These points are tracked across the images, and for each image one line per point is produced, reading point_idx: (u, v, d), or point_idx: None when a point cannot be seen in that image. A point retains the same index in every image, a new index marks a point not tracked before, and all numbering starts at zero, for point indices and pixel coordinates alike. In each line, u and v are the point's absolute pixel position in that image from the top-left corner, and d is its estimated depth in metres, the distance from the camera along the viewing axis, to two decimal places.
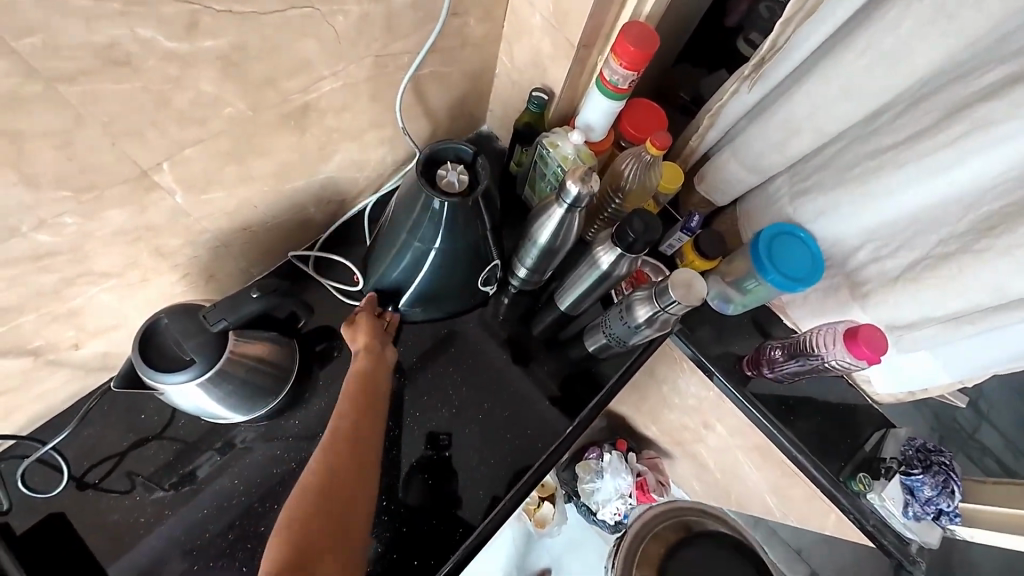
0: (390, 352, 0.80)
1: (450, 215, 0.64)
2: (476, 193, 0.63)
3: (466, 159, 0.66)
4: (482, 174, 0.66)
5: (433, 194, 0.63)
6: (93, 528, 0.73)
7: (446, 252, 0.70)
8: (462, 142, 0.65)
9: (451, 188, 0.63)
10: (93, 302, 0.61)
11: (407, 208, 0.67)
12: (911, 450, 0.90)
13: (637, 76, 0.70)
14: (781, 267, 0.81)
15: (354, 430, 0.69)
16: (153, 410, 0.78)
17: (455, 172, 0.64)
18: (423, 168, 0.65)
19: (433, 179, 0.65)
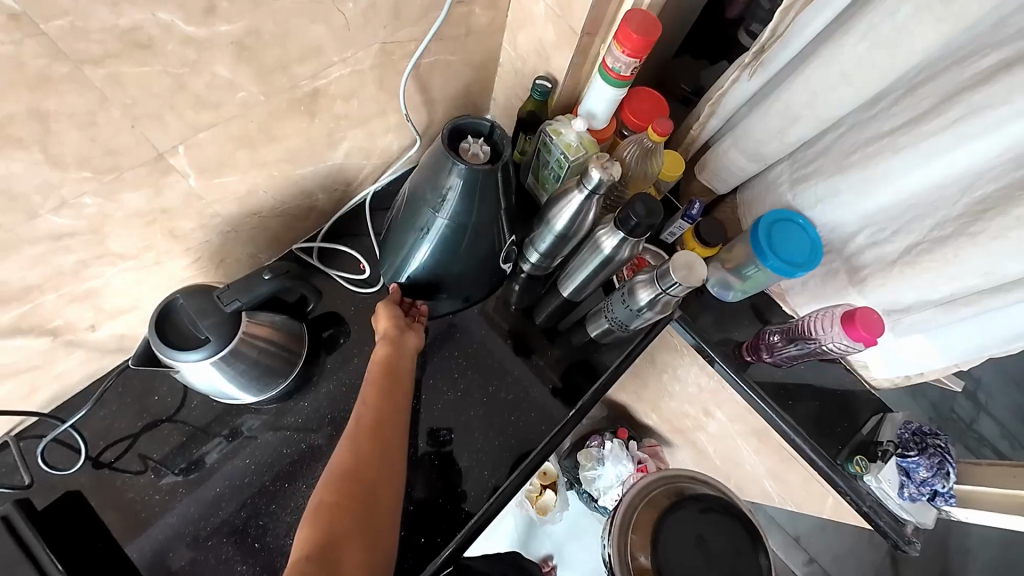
0: (413, 341, 0.81)
1: (475, 183, 0.65)
2: (502, 160, 0.65)
3: (485, 134, 0.68)
4: (506, 146, 0.67)
5: (457, 160, 0.63)
6: (109, 506, 0.75)
7: (464, 227, 0.70)
8: (482, 117, 0.68)
9: (477, 158, 0.65)
10: (110, 283, 0.63)
11: (425, 188, 0.68)
12: (907, 433, 0.89)
13: (640, 64, 0.71)
14: (781, 253, 0.82)
15: (378, 421, 0.70)
16: (165, 392, 0.80)
17: (478, 144, 0.66)
18: (448, 140, 0.66)
19: (457, 151, 0.66)
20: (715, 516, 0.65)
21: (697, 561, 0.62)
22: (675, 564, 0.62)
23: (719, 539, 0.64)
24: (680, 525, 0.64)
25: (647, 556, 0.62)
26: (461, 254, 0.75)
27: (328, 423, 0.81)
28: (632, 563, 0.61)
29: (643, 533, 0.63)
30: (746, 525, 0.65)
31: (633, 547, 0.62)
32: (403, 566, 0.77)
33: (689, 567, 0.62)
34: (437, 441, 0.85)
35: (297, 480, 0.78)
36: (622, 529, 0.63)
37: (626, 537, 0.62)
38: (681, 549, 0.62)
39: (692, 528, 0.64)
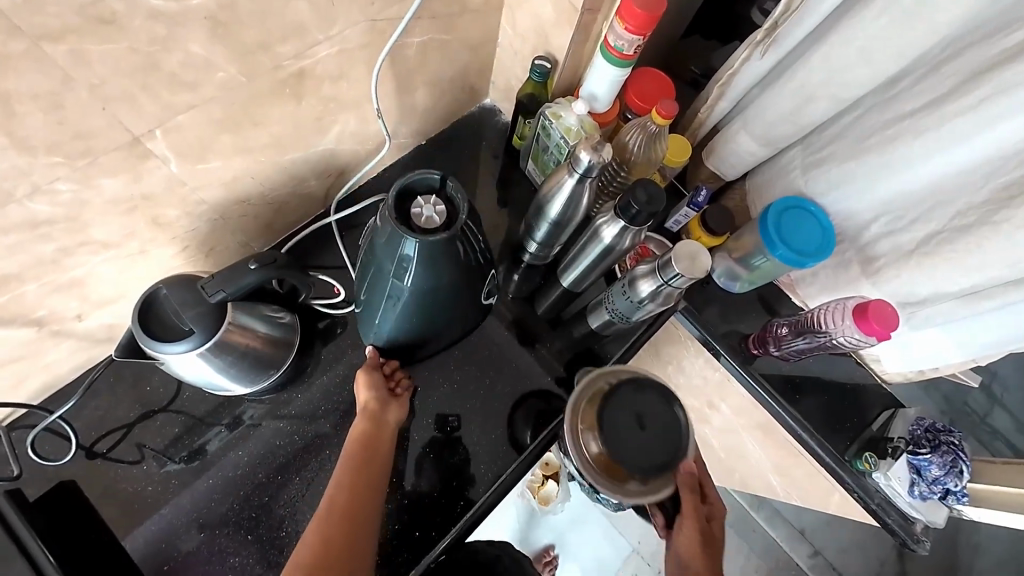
0: (393, 419, 0.76)
1: (432, 257, 0.58)
2: (459, 224, 0.58)
3: (437, 188, 0.60)
4: (462, 206, 0.59)
5: (405, 235, 0.56)
6: (104, 496, 0.75)
7: (426, 291, 0.63)
8: (430, 170, 0.59)
9: (430, 225, 0.57)
10: (93, 273, 0.61)
11: (382, 254, 0.60)
12: (920, 429, 0.86)
13: (644, 42, 0.68)
14: (790, 243, 0.79)
15: (353, 502, 0.67)
16: (158, 382, 0.79)
17: (430, 205, 0.58)
18: (394, 207, 0.58)
19: (408, 217, 0.58)
20: (643, 393, 0.72)
21: (639, 436, 0.70)
22: (621, 441, 0.70)
23: (651, 412, 0.71)
24: (615, 406, 0.72)
25: (595, 439, 0.71)
26: (434, 309, 0.69)
27: (322, 415, 0.80)
28: (587, 455, 0.71)
29: (590, 414, 0.73)
30: (654, 385, 0.73)
31: (583, 433, 0.72)
32: (397, 559, 0.77)
33: (634, 443, 0.70)
34: (446, 428, 0.84)
35: (294, 473, 0.77)
36: (572, 424, 0.73)
37: (576, 430, 0.72)
38: (621, 426, 0.71)
39: (631, 409, 0.71)
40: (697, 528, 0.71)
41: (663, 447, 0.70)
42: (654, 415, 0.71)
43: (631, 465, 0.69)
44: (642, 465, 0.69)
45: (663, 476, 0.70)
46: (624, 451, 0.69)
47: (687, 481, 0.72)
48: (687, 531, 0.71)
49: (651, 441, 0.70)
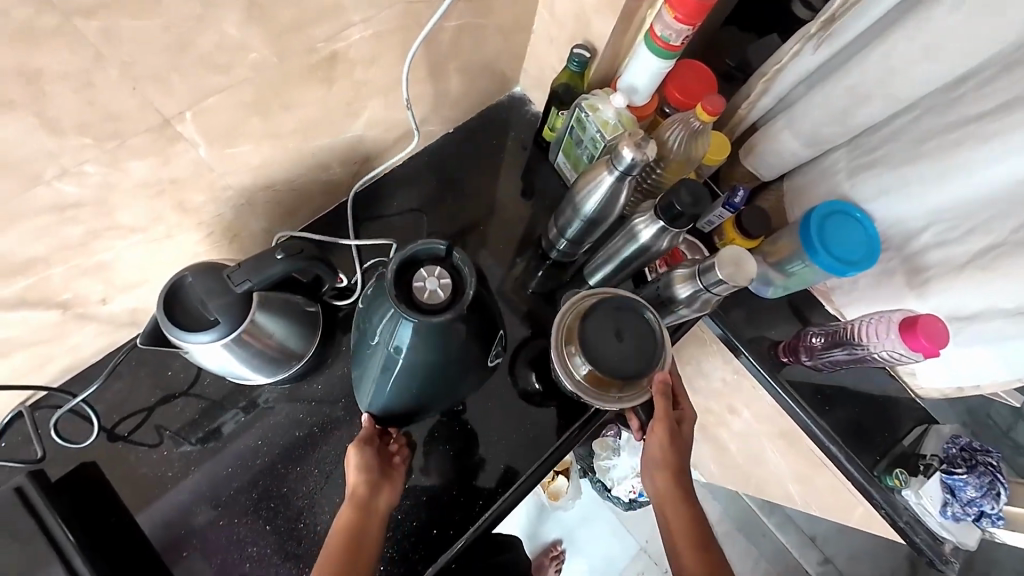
0: (383, 504, 0.69)
1: (434, 335, 0.56)
2: (464, 302, 0.56)
3: (443, 257, 0.58)
4: (470, 280, 0.57)
5: (406, 313, 0.54)
6: (124, 478, 0.75)
7: (421, 367, 0.60)
8: (436, 239, 0.57)
9: (435, 300, 0.55)
10: (118, 256, 0.60)
11: (378, 323, 0.59)
12: (955, 449, 0.83)
13: (693, 32, 0.64)
14: (832, 250, 0.75)
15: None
16: (179, 367, 0.78)
17: (434, 278, 0.56)
18: (395, 279, 0.56)
19: (409, 289, 0.56)
20: (620, 308, 0.71)
21: (622, 347, 0.70)
22: (606, 354, 0.69)
23: (628, 324, 0.71)
24: (595, 322, 0.70)
25: (582, 357, 0.70)
26: (433, 384, 0.65)
27: (342, 403, 0.79)
28: (579, 376, 0.70)
29: (574, 333, 0.71)
30: (628, 299, 0.72)
31: (570, 353, 0.71)
32: (414, 556, 0.76)
33: (619, 355, 0.69)
34: (453, 414, 0.82)
35: (310, 463, 0.77)
36: (559, 346, 0.72)
37: (563, 353, 0.72)
38: (602, 341, 0.70)
39: (611, 324, 0.70)
40: (668, 430, 0.70)
41: (641, 357, 0.70)
42: (630, 323, 0.71)
43: (617, 374, 0.69)
44: (626, 373, 0.69)
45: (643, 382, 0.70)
46: (609, 364, 0.69)
47: (663, 389, 0.70)
48: (659, 435, 0.70)
49: (631, 351, 0.69)
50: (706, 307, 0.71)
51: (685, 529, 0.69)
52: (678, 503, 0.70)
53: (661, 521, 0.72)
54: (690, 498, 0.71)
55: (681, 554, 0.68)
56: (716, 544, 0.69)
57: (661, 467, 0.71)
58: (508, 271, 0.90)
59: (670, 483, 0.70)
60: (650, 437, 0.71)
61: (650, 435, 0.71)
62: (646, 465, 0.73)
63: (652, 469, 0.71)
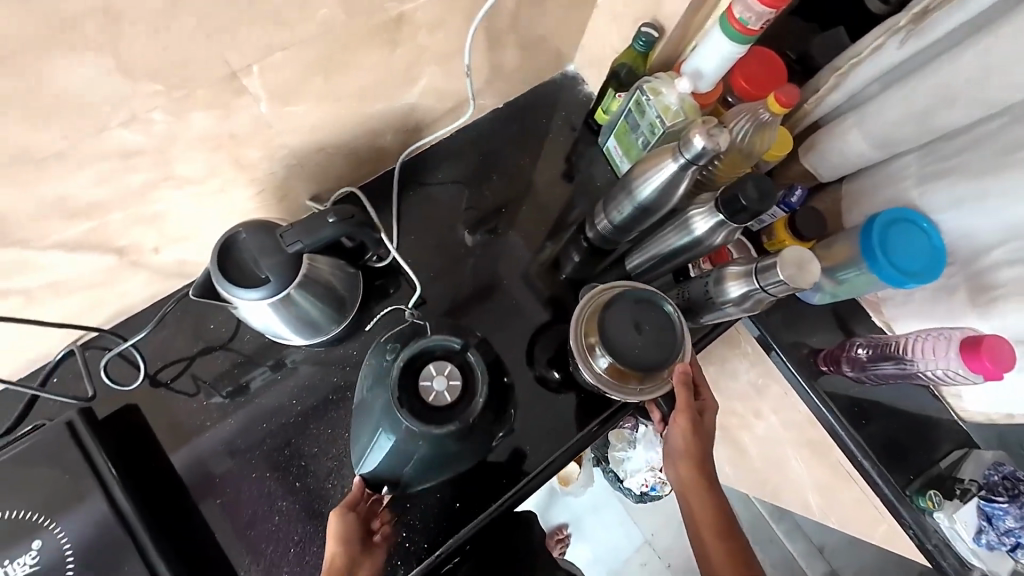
0: None
1: (434, 436, 0.62)
2: (470, 408, 0.63)
3: (454, 352, 0.66)
4: (479, 382, 0.64)
5: (412, 417, 0.61)
6: (160, 422, 0.77)
7: (413, 461, 0.65)
8: (453, 337, 0.65)
9: (441, 401, 0.62)
10: (173, 206, 0.60)
11: (379, 410, 0.64)
12: (996, 476, 0.80)
13: (774, 16, 0.61)
14: (894, 260, 0.73)
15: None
16: (219, 321, 0.80)
17: (443, 379, 0.63)
18: (406, 369, 0.63)
19: (418, 385, 0.63)
20: (639, 301, 0.71)
21: (642, 341, 0.69)
22: (625, 346, 0.69)
23: (648, 317, 0.70)
24: (616, 314, 0.70)
25: (602, 350, 0.69)
26: (418, 477, 0.68)
27: None
28: (599, 369, 0.70)
29: (593, 325, 0.71)
30: (647, 291, 0.71)
31: (590, 344, 0.71)
32: (437, 526, 0.77)
33: (638, 349, 0.69)
34: None
35: (342, 425, 0.78)
36: (578, 339, 0.71)
37: (581, 342, 0.71)
38: (622, 334, 0.69)
39: (630, 317, 0.70)
40: (690, 421, 0.68)
41: (660, 349, 0.69)
42: (648, 316, 0.70)
43: (637, 367, 0.68)
44: (646, 366, 0.69)
45: (662, 373, 0.69)
46: (629, 356, 0.69)
47: (683, 380, 0.68)
48: (681, 425, 0.68)
49: (651, 344, 0.69)
50: (753, 309, 0.70)
51: (711, 518, 0.67)
52: (703, 492, 0.68)
53: (685, 509, 0.70)
54: (715, 487, 0.69)
55: (707, 545, 0.66)
56: (741, 534, 0.67)
57: (685, 457, 0.69)
58: (541, 256, 0.89)
59: (694, 473, 0.68)
60: (672, 428, 0.70)
61: (671, 425, 0.69)
62: (669, 455, 0.71)
63: (676, 459, 0.70)
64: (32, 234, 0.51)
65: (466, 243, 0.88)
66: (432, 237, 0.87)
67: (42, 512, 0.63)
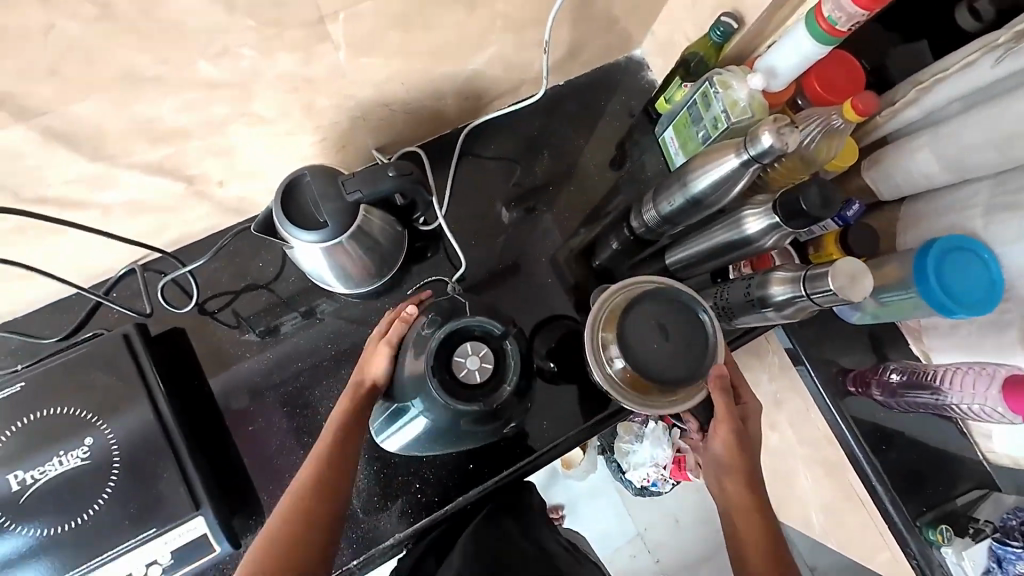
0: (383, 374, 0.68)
1: (456, 412, 0.63)
2: (497, 391, 0.64)
3: (493, 337, 0.67)
4: (510, 368, 0.66)
5: (443, 390, 0.62)
6: (203, 348, 0.81)
7: (433, 434, 0.67)
8: (495, 321, 0.66)
9: (470, 379, 0.63)
10: (244, 143, 0.63)
11: (410, 380, 0.65)
12: (1014, 521, 0.77)
13: (866, 19, 0.58)
14: (949, 290, 0.71)
15: (320, 483, 0.61)
16: (266, 261, 0.84)
17: (477, 359, 0.64)
18: (443, 343, 0.64)
19: (452, 359, 0.64)
20: (666, 302, 0.68)
21: (667, 344, 0.66)
22: (647, 351, 0.66)
23: (677, 319, 0.67)
24: (639, 314, 0.67)
25: (617, 351, 0.67)
26: (434, 447, 0.71)
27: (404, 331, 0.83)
28: (611, 372, 0.67)
29: (611, 325, 0.68)
30: (681, 294, 0.68)
31: (606, 344, 0.68)
32: (448, 484, 0.80)
33: (664, 353, 0.66)
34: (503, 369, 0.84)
35: None
36: (593, 340, 0.69)
37: (597, 338, 0.69)
38: (643, 337, 0.67)
39: (655, 319, 0.67)
40: (732, 429, 0.67)
41: (690, 355, 0.66)
42: (677, 315, 0.67)
43: (662, 374, 0.65)
44: (672, 374, 0.65)
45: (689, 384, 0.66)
46: (651, 362, 0.66)
47: (720, 384, 0.67)
48: (723, 433, 0.67)
49: (677, 351, 0.66)
50: (792, 317, 0.69)
51: (762, 546, 0.62)
52: (752, 516, 0.64)
53: (732, 540, 0.65)
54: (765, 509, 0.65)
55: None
56: (794, 572, 0.61)
57: (729, 471, 0.66)
58: (573, 241, 0.89)
59: (743, 491, 0.65)
60: (713, 439, 0.68)
61: (713, 434, 0.68)
62: (715, 473, 0.68)
63: (721, 475, 0.67)
64: (118, 152, 0.54)
65: (504, 219, 0.89)
66: (475, 207, 0.88)
67: (92, 412, 0.68)
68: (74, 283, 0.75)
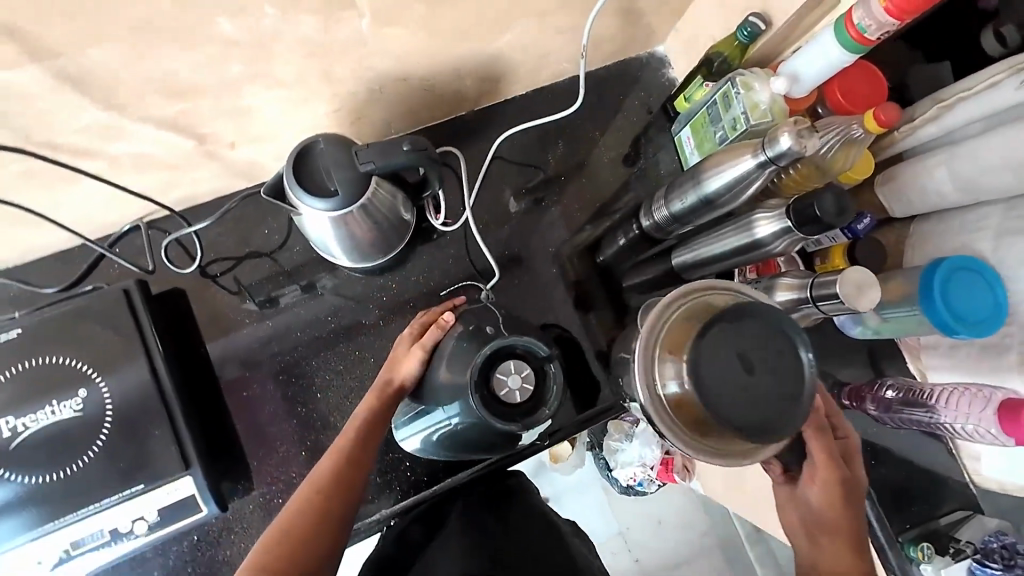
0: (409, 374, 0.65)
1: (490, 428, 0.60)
2: (534, 414, 0.60)
3: (536, 358, 0.62)
4: (553, 393, 0.62)
5: (481, 405, 0.59)
6: (202, 311, 0.81)
7: (457, 436, 0.67)
8: (542, 342, 0.62)
9: (511, 399, 0.60)
10: (258, 106, 0.62)
11: (445, 386, 0.63)
12: (995, 544, 0.77)
13: (896, 29, 0.57)
14: (952, 307, 0.70)
15: (339, 480, 0.58)
16: (271, 229, 0.83)
17: (519, 379, 0.60)
18: (486, 359, 0.61)
19: (493, 375, 0.60)
20: (754, 325, 0.49)
21: (748, 379, 0.48)
22: (721, 386, 0.48)
23: (765, 349, 0.49)
24: (715, 338, 0.49)
25: (674, 373, 0.52)
26: (448, 445, 0.70)
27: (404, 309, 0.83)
28: (662, 396, 0.52)
29: (673, 343, 0.53)
30: (778, 316, 0.50)
31: (662, 366, 0.53)
32: (435, 465, 0.80)
33: (742, 391, 0.48)
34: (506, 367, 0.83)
35: (369, 350, 0.82)
36: (643, 359, 0.53)
37: (651, 358, 0.53)
38: (717, 368, 0.48)
39: (734, 346, 0.49)
40: (834, 474, 0.59)
41: (774, 400, 0.48)
42: (767, 346, 0.49)
43: (738, 420, 0.48)
44: (749, 422, 0.48)
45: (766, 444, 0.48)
46: (723, 404, 0.48)
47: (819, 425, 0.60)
48: (821, 479, 0.59)
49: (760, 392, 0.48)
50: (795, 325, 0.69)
51: None
52: None
53: None
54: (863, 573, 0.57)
55: None
56: None
57: (828, 523, 0.58)
58: (579, 237, 0.89)
59: (842, 551, 0.57)
60: (807, 484, 0.60)
61: (811, 480, 0.60)
62: (803, 520, 0.61)
63: (815, 526, 0.59)
64: (131, 103, 0.54)
65: (511, 208, 0.89)
66: (485, 191, 0.88)
67: (90, 364, 0.68)
68: (82, 234, 0.75)
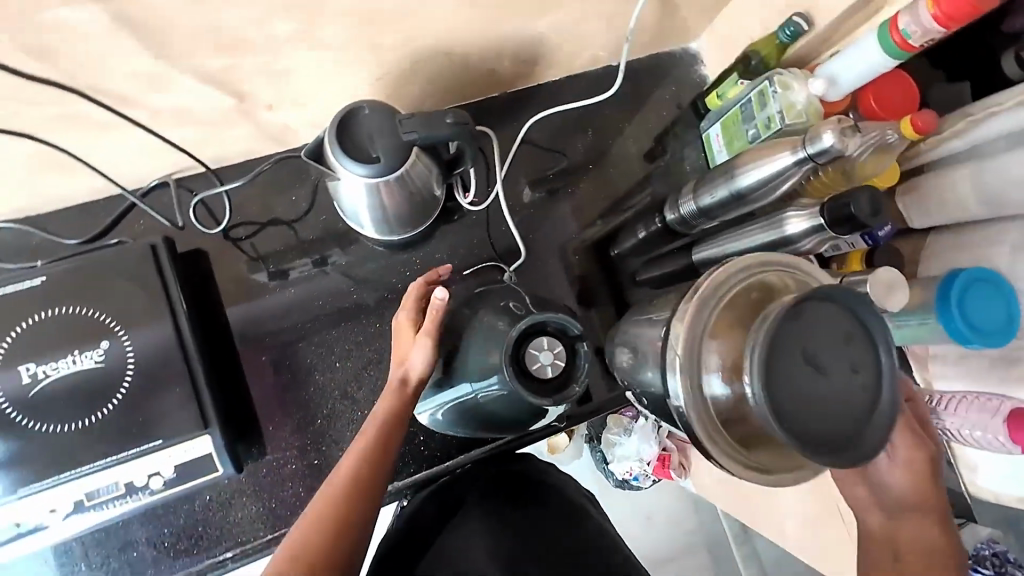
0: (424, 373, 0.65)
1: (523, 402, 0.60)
2: (564, 391, 0.60)
3: (568, 336, 0.62)
4: (583, 371, 0.61)
5: (515, 379, 0.59)
6: (222, 272, 0.80)
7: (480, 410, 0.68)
8: (574, 320, 0.61)
9: (543, 375, 0.60)
10: (300, 68, 0.62)
11: (476, 360, 0.64)
12: (987, 551, 0.79)
13: (942, 37, 0.58)
14: (969, 319, 0.67)
15: (358, 484, 0.57)
16: (297, 197, 0.83)
17: (551, 355, 0.60)
18: (518, 336, 0.60)
19: (525, 351, 0.60)
20: (814, 322, 0.42)
21: (812, 387, 0.42)
22: (782, 395, 0.42)
23: (832, 350, 0.42)
24: (774, 341, 0.42)
25: (719, 365, 0.47)
26: (468, 419, 0.71)
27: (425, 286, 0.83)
28: (705, 394, 0.48)
29: (723, 339, 0.48)
30: (850, 309, 0.42)
31: (707, 360, 0.48)
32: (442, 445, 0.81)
33: (808, 403, 0.42)
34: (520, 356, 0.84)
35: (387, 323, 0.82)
36: (687, 352, 0.49)
37: (695, 353, 0.49)
38: (777, 374, 0.42)
39: (795, 346, 0.42)
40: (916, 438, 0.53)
41: (844, 411, 0.41)
42: (834, 343, 0.42)
43: (803, 436, 0.41)
44: (815, 437, 0.41)
45: (837, 462, 0.41)
46: (788, 416, 0.42)
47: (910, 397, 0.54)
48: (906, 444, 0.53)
49: (826, 396, 0.41)
50: None
51: None
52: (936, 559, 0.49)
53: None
54: (954, 560, 0.49)
55: None
56: None
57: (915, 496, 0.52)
58: (590, 232, 0.90)
59: (927, 527, 0.50)
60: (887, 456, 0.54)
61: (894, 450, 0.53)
62: (881, 495, 0.54)
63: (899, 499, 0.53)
64: (178, 53, 0.53)
65: (524, 198, 0.89)
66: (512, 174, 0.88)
67: (113, 318, 0.68)
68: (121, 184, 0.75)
